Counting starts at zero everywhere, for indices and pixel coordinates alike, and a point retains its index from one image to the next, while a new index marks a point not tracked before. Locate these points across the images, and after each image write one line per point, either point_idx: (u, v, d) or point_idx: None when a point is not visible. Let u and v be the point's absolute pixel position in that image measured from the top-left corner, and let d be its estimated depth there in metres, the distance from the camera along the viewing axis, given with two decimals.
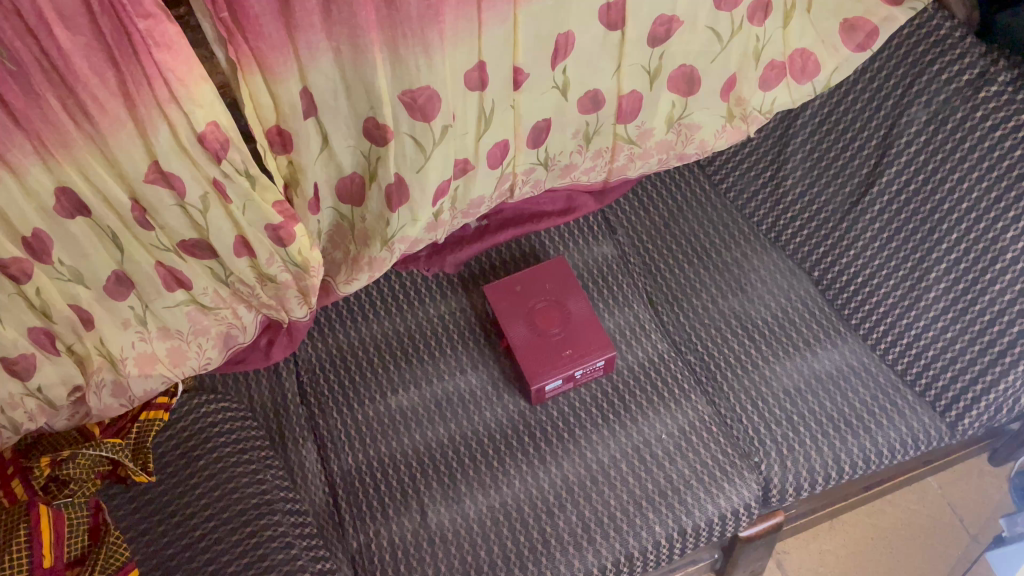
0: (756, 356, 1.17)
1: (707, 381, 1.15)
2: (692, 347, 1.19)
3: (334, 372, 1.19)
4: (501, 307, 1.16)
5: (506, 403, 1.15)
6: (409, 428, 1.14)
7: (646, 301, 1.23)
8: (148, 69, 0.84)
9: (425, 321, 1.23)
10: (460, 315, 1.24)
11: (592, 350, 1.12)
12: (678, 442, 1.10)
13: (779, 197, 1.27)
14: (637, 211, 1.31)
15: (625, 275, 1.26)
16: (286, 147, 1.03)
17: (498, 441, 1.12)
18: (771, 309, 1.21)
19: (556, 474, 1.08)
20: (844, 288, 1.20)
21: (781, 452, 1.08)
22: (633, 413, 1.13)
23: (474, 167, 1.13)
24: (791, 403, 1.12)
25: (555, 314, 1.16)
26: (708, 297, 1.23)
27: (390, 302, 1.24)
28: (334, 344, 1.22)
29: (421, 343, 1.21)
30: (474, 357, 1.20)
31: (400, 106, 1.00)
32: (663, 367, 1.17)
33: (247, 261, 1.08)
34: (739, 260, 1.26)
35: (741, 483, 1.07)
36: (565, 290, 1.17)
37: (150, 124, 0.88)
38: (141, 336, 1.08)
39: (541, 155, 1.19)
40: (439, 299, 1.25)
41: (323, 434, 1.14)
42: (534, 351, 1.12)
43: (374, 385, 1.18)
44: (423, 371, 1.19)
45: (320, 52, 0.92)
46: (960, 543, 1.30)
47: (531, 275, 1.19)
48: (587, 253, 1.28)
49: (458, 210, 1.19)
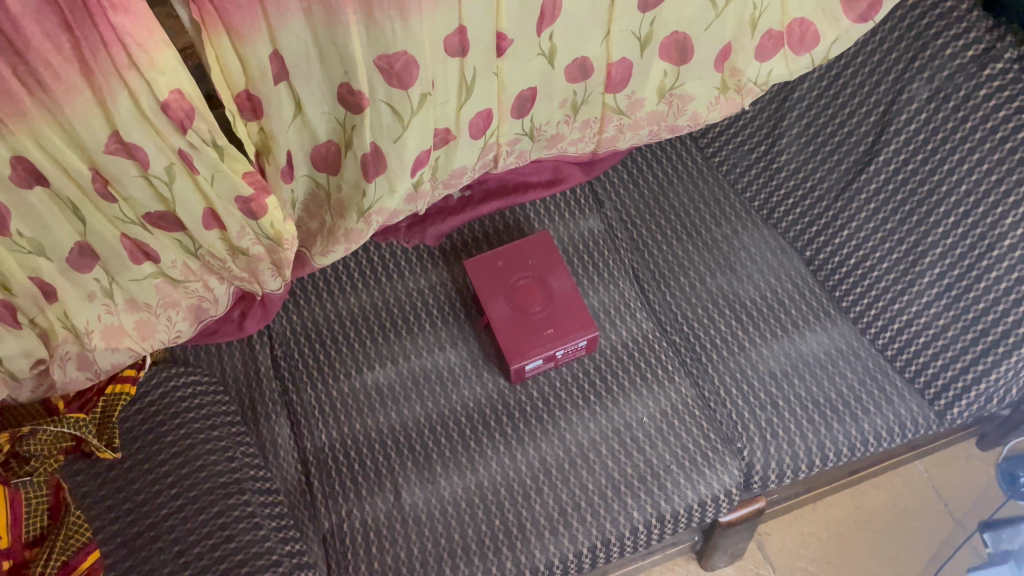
0: (742, 338, 1.13)
1: (691, 363, 1.12)
2: (677, 327, 1.16)
3: (308, 347, 1.16)
4: (482, 284, 1.12)
5: (485, 381, 1.12)
6: (385, 405, 1.11)
7: (632, 278, 1.20)
8: (105, 32, 0.81)
9: (403, 295, 1.19)
10: (440, 290, 1.19)
11: (576, 331, 1.09)
12: (661, 428, 1.07)
13: (771, 173, 1.22)
14: (625, 184, 1.27)
15: (611, 250, 1.22)
16: (257, 113, 0.98)
17: (476, 422, 1.09)
18: (759, 289, 1.17)
19: (534, 456, 1.06)
20: (837, 269, 1.16)
21: (765, 439, 1.06)
22: (615, 394, 1.10)
23: (456, 137, 1.08)
24: (777, 387, 1.09)
25: (538, 293, 1.12)
26: (695, 276, 1.19)
27: (367, 275, 1.20)
28: (309, 316, 1.18)
29: (399, 318, 1.17)
30: (454, 334, 1.16)
31: (377, 72, 0.95)
32: (648, 347, 1.14)
33: (217, 233, 1.05)
34: (729, 236, 1.22)
35: (723, 469, 1.04)
36: (548, 268, 1.13)
37: (109, 91, 0.85)
38: (108, 309, 1.05)
39: (526, 125, 1.13)
40: (419, 273, 1.21)
41: (297, 411, 1.11)
42: (515, 330, 1.09)
43: (350, 361, 1.14)
44: (400, 348, 1.15)
45: (290, 13, 0.88)
46: (944, 527, 1.28)
47: (514, 251, 1.15)
48: (573, 227, 1.23)
49: (438, 182, 1.15)
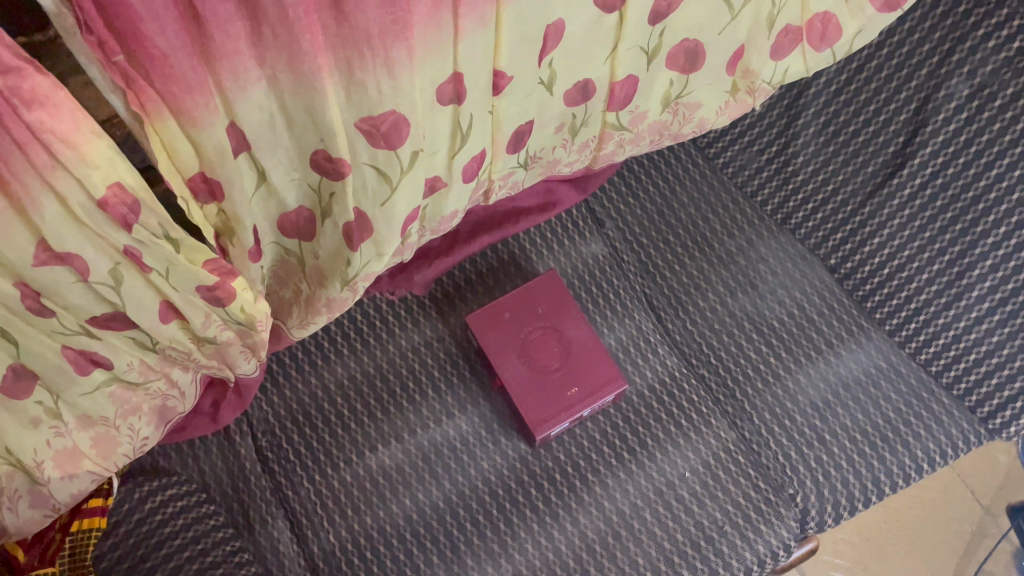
0: (776, 367, 1.04)
1: (725, 401, 1.03)
2: (704, 359, 1.05)
3: (297, 432, 1.01)
4: (491, 343, 0.98)
5: (504, 449, 1.01)
6: (397, 491, 0.99)
7: (647, 307, 1.08)
8: (18, 133, 0.62)
9: (397, 358, 1.05)
10: (438, 346, 1.06)
11: (602, 387, 0.98)
12: (706, 483, 0.99)
13: (786, 174, 1.11)
14: (625, 198, 1.13)
15: (620, 277, 1.09)
16: (214, 194, 0.80)
17: (502, 499, 0.98)
18: (785, 307, 1.08)
19: (574, 532, 0.96)
20: (867, 280, 1.07)
21: (817, 481, 0.98)
22: (649, 449, 1.00)
23: (446, 184, 0.92)
24: (820, 419, 1.02)
25: (554, 347, 0.99)
26: (715, 297, 1.08)
27: (352, 337, 1.05)
28: (292, 395, 1.03)
29: (397, 386, 1.03)
30: (461, 397, 1.03)
31: (359, 135, 0.78)
32: (677, 388, 1.04)
33: (177, 325, 0.87)
34: (746, 248, 1.11)
35: (780, 523, 0.97)
36: (561, 316, 1.01)
37: (29, 199, 0.66)
38: (57, 432, 0.86)
39: (522, 157, 0.98)
40: (411, 328, 1.06)
41: (297, 510, 0.98)
42: (536, 393, 0.97)
43: (349, 444, 1.01)
44: (403, 422, 1.02)
45: (250, 82, 0.70)
46: (974, 516, 1.25)
47: (522, 299, 1.01)
48: (575, 256, 1.10)
49: (425, 229, 0.99)
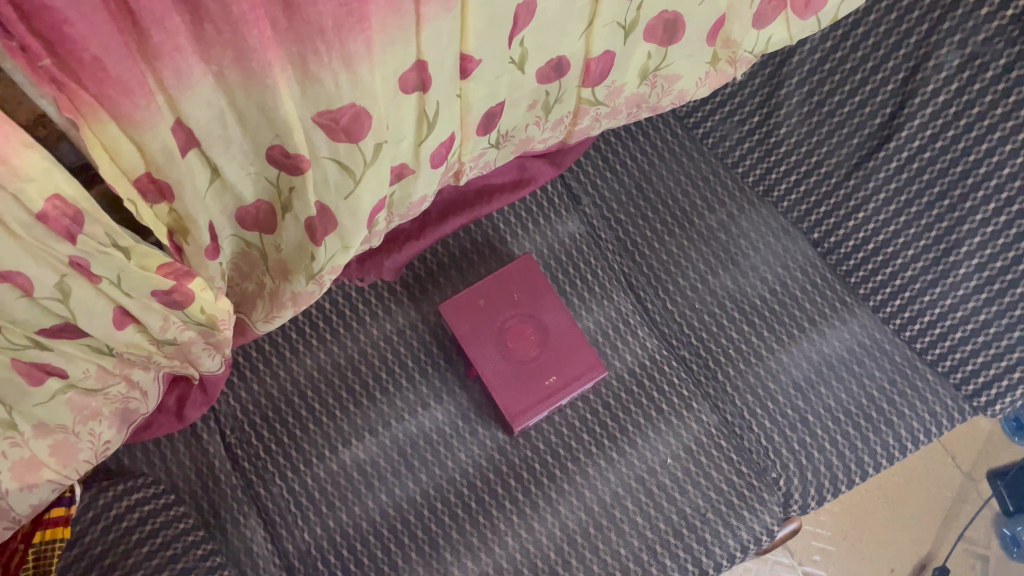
0: (758, 347, 1.02)
1: (706, 383, 1.00)
2: (685, 340, 1.02)
3: (267, 428, 0.98)
4: (466, 334, 0.95)
5: (482, 439, 0.98)
6: (373, 486, 0.96)
7: (626, 287, 1.04)
8: None
9: (369, 348, 1.01)
10: (411, 334, 1.02)
11: (581, 375, 0.95)
12: (689, 470, 0.96)
13: (769, 145, 1.07)
14: (602, 173, 1.09)
15: (597, 256, 1.05)
16: (165, 195, 0.74)
17: (481, 492, 0.95)
18: (766, 284, 1.05)
19: (555, 523, 0.94)
20: (851, 256, 1.04)
21: (800, 463, 0.97)
22: (629, 435, 0.98)
23: (414, 171, 0.87)
24: (803, 400, 0.99)
25: (531, 334, 0.96)
26: (695, 275, 1.05)
27: (322, 328, 1.01)
28: (261, 389, 0.99)
29: (369, 377, 1.00)
30: (436, 387, 1.00)
31: (318, 129, 0.73)
32: (659, 370, 1.00)
33: (135, 329, 0.82)
34: (727, 222, 1.07)
35: (763, 508, 0.95)
36: (538, 302, 0.97)
37: None
38: (13, 442, 0.80)
39: (493, 138, 0.93)
40: (383, 317, 1.02)
41: (270, 508, 0.95)
42: (513, 384, 0.94)
43: (321, 439, 0.98)
44: (377, 414, 0.99)
45: (195, 80, 0.64)
46: (954, 482, 1.25)
47: (497, 286, 0.97)
48: (551, 235, 1.06)
49: (393, 216, 0.94)
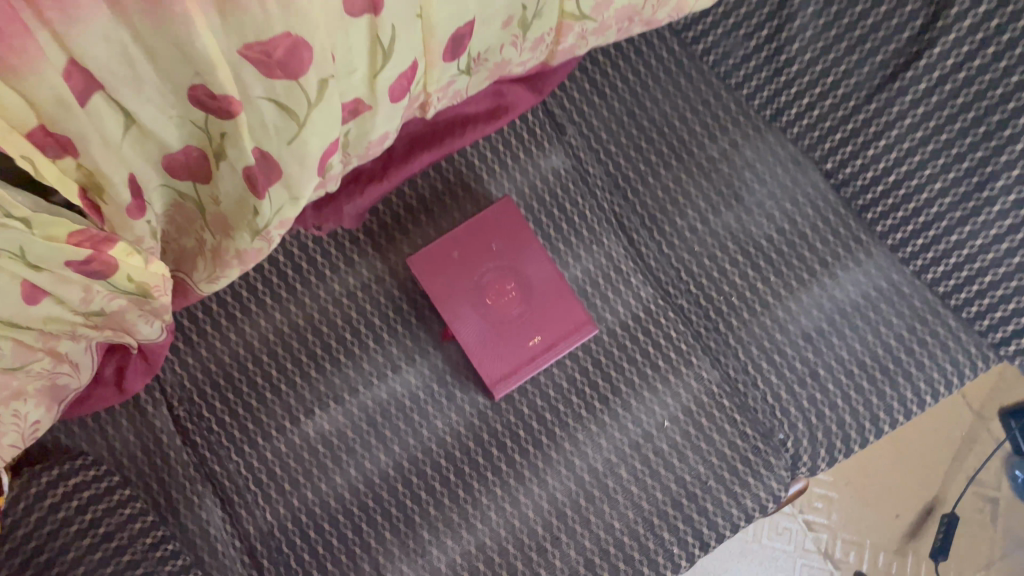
0: (764, 293, 0.92)
1: (707, 335, 0.90)
2: (683, 288, 0.92)
3: (220, 399, 0.87)
4: (441, 292, 0.84)
5: (460, 405, 0.88)
6: (340, 460, 0.86)
7: (618, 229, 0.93)
8: None
9: (331, 306, 0.90)
10: (377, 289, 0.91)
11: (570, 334, 0.85)
12: (688, 433, 0.87)
13: (777, 63, 0.94)
14: (589, 99, 0.96)
15: (585, 194, 0.94)
16: (66, 149, 0.61)
17: (460, 463, 0.86)
18: (774, 222, 0.94)
19: (542, 495, 0.85)
20: (869, 188, 0.92)
21: (810, 423, 0.88)
22: (623, 397, 0.88)
23: (371, 107, 0.74)
24: (813, 352, 0.90)
25: (514, 290, 0.85)
26: (694, 214, 0.94)
27: (276, 284, 0.90)
28: (210, 355, 0.88)
29: (332, 338, 0.89)
30: (408, 347, 0.89)
31: (248, 65, 0.60)
32: (654, 322, 0.90)
33: (51, 302, 0.70)
34: (729, 153, 0.95)
35: (770, 473, 0.87)
36: (520, 253, 0.86)
37: None
38: None
39: (463, 63, 0.80)
40: (345, 269, 0.91)
41: (226, 488, 0.85)
42: (494, 347, 0.84)
43: (280, 410, 0.87)
44: (342, 380, 0.88)
45: (85, 10, 0.51)
46: (963, 420, 1.17)
47: (474, 236, 0.86)
48: (532, 172, 0.94)
49: (349, 157, 0.82)
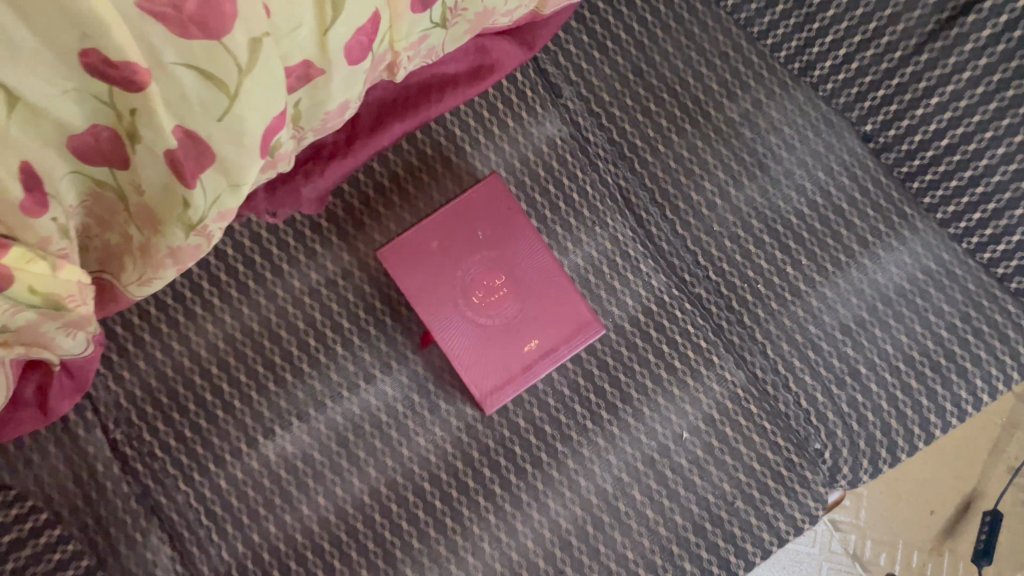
0: (795, 279, 0.79)
1: (730, 330, 0.77)
2: (701, 276, 0.79)
3: (162, 419, 0.74)
4: (418, 290, 0.71)
5: (445, 419, 0.75)
6: (306, 488, 0.74)
7: (624, 207, 0.80)
8: None
9: (290, 306, 0.77)
10: (345, 285, 0.77)
11: (571, 337, 0.72)
12: (711, 446, 0.75)
13: (810, 8, 0.82)
14: (588, 54, 0.82)
15: (585, 167, 0.80)
16: None
17: (446, 487, 0.74)
18: (805, 194, 0.80)
19: (543, 522, 0.73)
20: (915, 154, 0.79)
21: (851, 429, 0.76)
22: (634, 405, 0.76)
23: (324, 71, 0.60)
24: (853, 347, 0.77)
25: (504, 286, 0.72)
26: (713, 187, 0.80)
27: (225, 282, 0.76)
28: (149, 368, 0.75)
29: (293, 344, 0.76)
30: (382, 353, 0.76)
31: (149, 18, 0.45)
32: (669, 316, 0.78)
33: None
34: (753, 114, 0.82)
35: (806, 490, 0.74)
36: (511, 242, 0.73)
37: None
38: None
39: (437, 15, 0.65)
40: (307, 262, 0.77)
41: (173, 524, 0.73)
42: (483, 354, 0.71)
43: (235, 430, 0.74)
44: (306, 393, 0.75)
45: None
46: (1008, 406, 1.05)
47: (455, 222, 0.73)
48: (523, 143, 0.80)
49: (300, 132, 0.67)
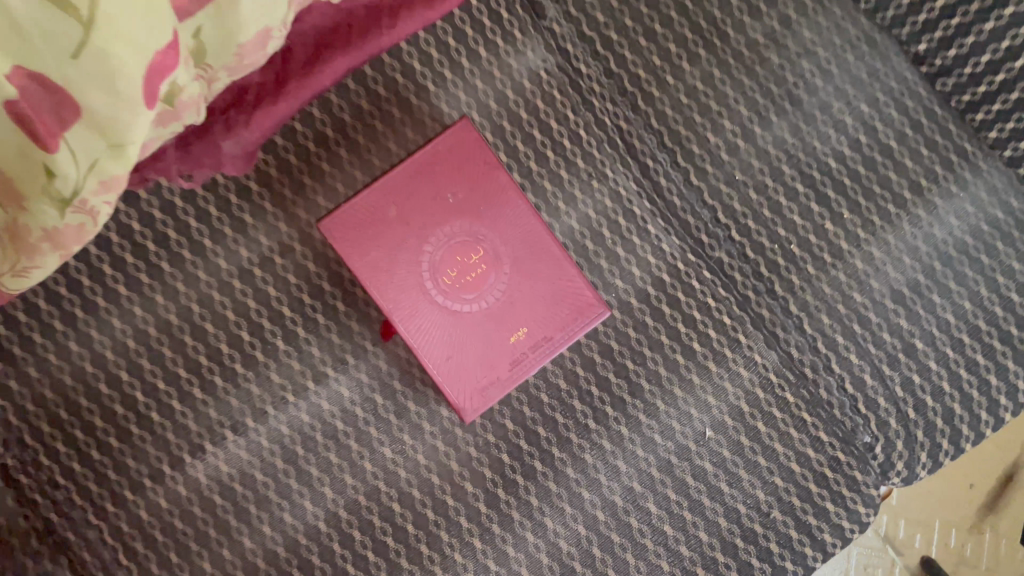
0: (836, 237, 0.65)
1: (758, 302, 0.64)
2: (723, 236, 0.64)
3: (63, 439, 0.59)
4: (376, 274, 0.56)
5: (416, 424, 0.61)
6: (247, 516, 0.60)
7: (627, 155, 0.65)
8: None
9: (216, 292, 0.61)
10: (283, 263, 0.61)
11: (568, 322, 0.58)
12: (740, 445, 0.62)
13: None
14: None
15: (578, 106, 0.65)
16: None
17: (420, 507, 0.61)
18: (846, 132, 0.66)
19: (538, 545, 0.60)
20: (986, 76, 0.64)
21: (906, 418, 0.63)
22: (646, 399, 0.62)
23: None
24: (908, 319, 0.64)
25: (482, 262, 0.57)
26: (734, 127, 0.65)
27: (132, 265, 0.61)
28: (42, 376, 0.60)
29: (221, 340, 0.61)
30: (334, 346, 0.61)
31: None
32: (684, 289, 0.64)
33: None
34: (782, 34, 0.66)
35: (855, 495, 0.61)
36: (488, 206, 0.58)
37: None
38: None
39: None
40: (233, 237, 0.61)
41: (83, 568, 0.59)
42: (461, 350, 0.57)
43: (155, 448, 0.60)
44: (241, 400, 0.61)
45: None
46: None
47: (417, 183, 0.57)
48: (500, 77, 0.64)
49: (202, 71, 0.51)
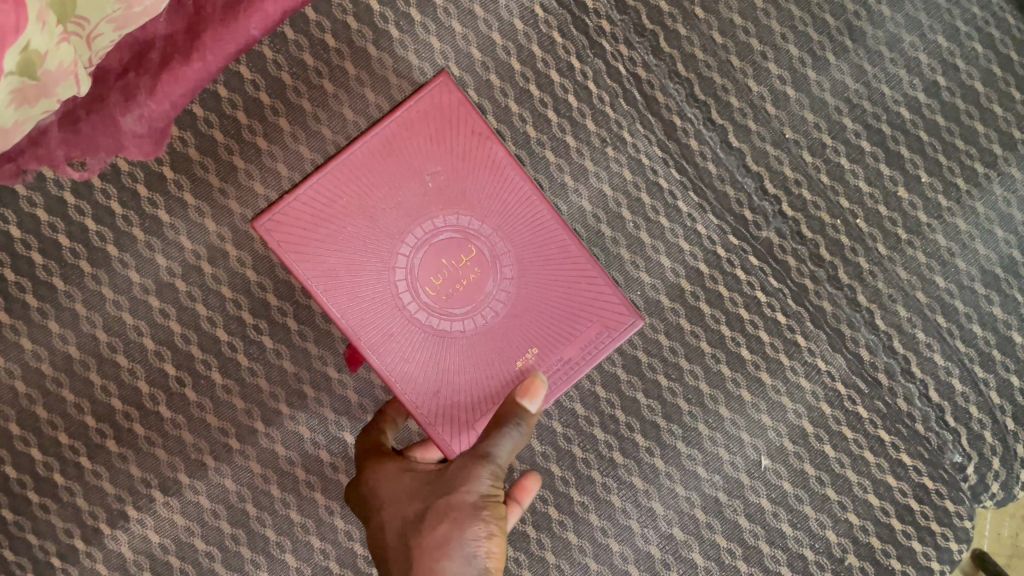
0: (912, 208, 0.51)
1: (818, 292, 0.51)
2: (772, 214, 0.51)
3: None
4: (336, 288, 0.42)
5: None
6: None
7: (648, 113, 0.51)
8: None
9: (127, 314, 0.47)
10: (215, 273, 0.47)
11: (588, 337, 0.45)
12: (804, 475, 0.50)
13: None
14: None
15: (583, 52, 0.50)
16: None
17: None
18: (921, 74, 0.52)
19: None
20: None
21: (1004, 432, 0.51)
22: (684, 424, 0.50)
23: None
24: (1004, 308, 0.51)
25: (475, 264, 0.43)
26: (781, 71, 0.51)
27: (13, 284, 0.46)
28: None
29: (142, 376, 0.47)
30: (288, 377, 0.48)
31: None
32: (727, 282, 0.50)
33: None
34: None
35: (945, 530, 0.50)
36: (479, 189, 0.44)
37: None
38: None
39: None
40: (146, 241, 0.47)
41: None
42: (453, 384, 0.43)
43: (64, 519, 0.47)
44: (172, 452, 0.47)
45: None
46: None
47: (385, 164, 0.43)
48: (482, 16, 0.49)
49: (74, 26, 0.36)
